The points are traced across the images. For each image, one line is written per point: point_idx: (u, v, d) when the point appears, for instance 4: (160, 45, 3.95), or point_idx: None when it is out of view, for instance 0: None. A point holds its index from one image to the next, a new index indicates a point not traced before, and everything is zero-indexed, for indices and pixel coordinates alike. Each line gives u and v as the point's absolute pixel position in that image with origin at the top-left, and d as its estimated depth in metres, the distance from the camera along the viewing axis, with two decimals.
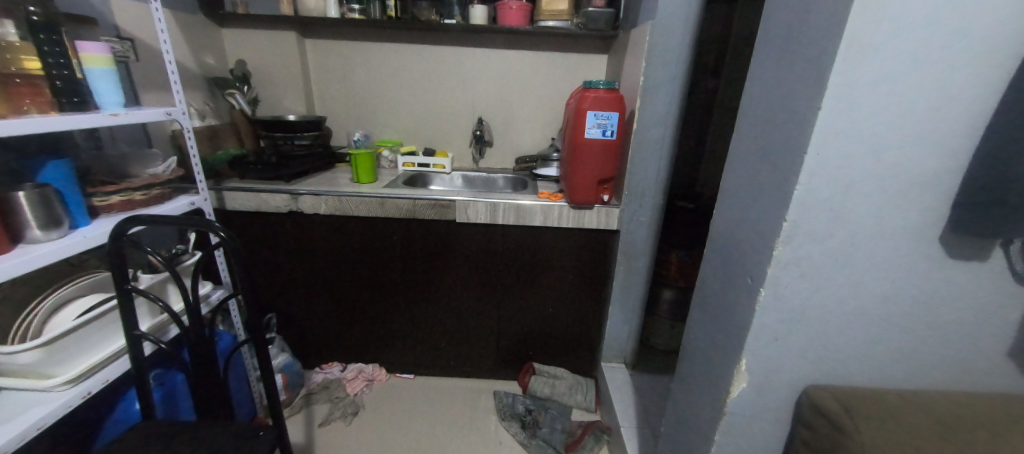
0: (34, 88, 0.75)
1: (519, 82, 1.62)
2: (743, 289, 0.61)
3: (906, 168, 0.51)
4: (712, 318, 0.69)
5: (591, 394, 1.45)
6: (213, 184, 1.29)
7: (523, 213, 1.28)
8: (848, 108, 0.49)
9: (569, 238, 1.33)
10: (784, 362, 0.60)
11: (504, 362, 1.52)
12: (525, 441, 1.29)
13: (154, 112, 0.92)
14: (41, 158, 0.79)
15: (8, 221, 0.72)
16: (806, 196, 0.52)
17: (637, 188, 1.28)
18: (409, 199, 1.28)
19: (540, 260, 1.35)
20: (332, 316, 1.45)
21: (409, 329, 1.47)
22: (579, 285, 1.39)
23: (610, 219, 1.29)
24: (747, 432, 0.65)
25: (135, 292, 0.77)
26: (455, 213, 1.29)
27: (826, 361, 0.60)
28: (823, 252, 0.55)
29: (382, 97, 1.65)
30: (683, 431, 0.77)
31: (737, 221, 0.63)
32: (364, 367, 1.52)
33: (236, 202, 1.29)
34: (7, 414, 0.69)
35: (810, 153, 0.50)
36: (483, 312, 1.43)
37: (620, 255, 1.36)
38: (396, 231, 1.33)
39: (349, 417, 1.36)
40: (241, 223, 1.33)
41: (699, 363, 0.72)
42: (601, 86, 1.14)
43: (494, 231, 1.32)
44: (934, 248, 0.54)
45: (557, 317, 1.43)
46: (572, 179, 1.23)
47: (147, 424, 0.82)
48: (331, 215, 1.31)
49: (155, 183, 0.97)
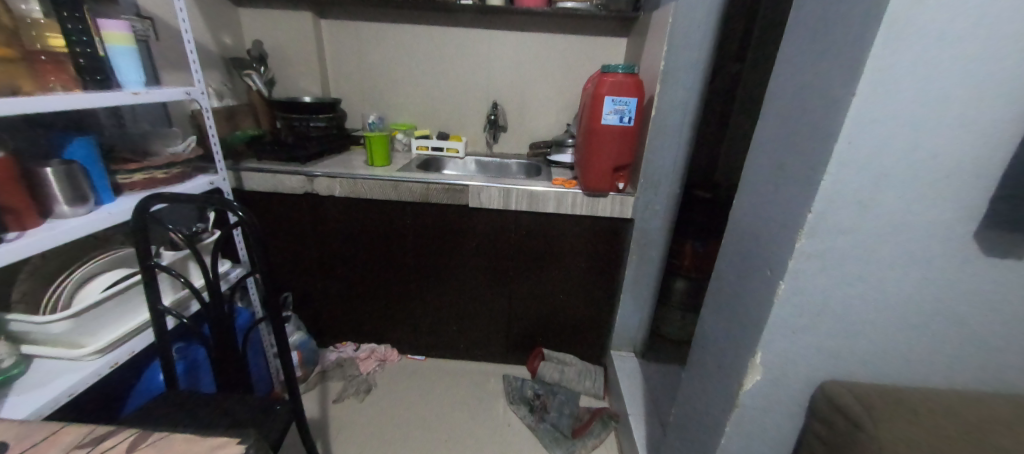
0: (58, 65, 0.76)
1: (536, 65, 1.58)
2: (759, 280, 0.59)
3: (943, 160, 0.48)
4: (727, 308, 0.68)
5: (599, 380, 1.46)
6: (231, 164, 1.32)
7: (536, 199, 1.27)
8: (885, 96, 0.46)
9: (582, 226, 1.31)
10: (801, 356, 0.59)
11: (513, 346, 1.53)
12: (533, 425, 1.31)
13: (172, 91, 0.93)
14: (67, 134, 0.81)
15: (38, 195, 0.74)
16: (834, 187, 0.50)
17: (654, 176, 1.26)
18: (422, 183, 1.28)
19: (553, 247, 1.34)
20: (346, 296, 1.48)
21: (420, 311, 1.49)
22: (591, 273, 1.38)
23: (623, 208, 1.27)
24: (758, 423, 0.64)
25: (158, 267, 0.79)
26: (467, 198, 1.29)
27: (844, 356, 0.59)
28: (848, 246, 0.53)
29: (397, 79, 1.64)
30: (692, 420, 0.77)
31: (754, 209, 0.61)
32: (376, 347, 1.56)
33: (253, 182, 1.31)
34: (41, 382, 0.72)
35: (840, 142, 0.48)
36: (493, 297, 1.44)
37: (632, 244, 1.34)
38: (408, 216, 1.34)
39: (362, 395, 1.40)
40: (258, 203, 1.35)
41: (710, 353, 0.72)
42: (619, 70, 1.11)
43: (505, 219, 1.32)
44: (966, 245, 0.52)
45: (568, 304, 1.44)
46: (587, 165, 1.21)
47: (172, 393, 0.85)
48: (346, 198, 1.32)
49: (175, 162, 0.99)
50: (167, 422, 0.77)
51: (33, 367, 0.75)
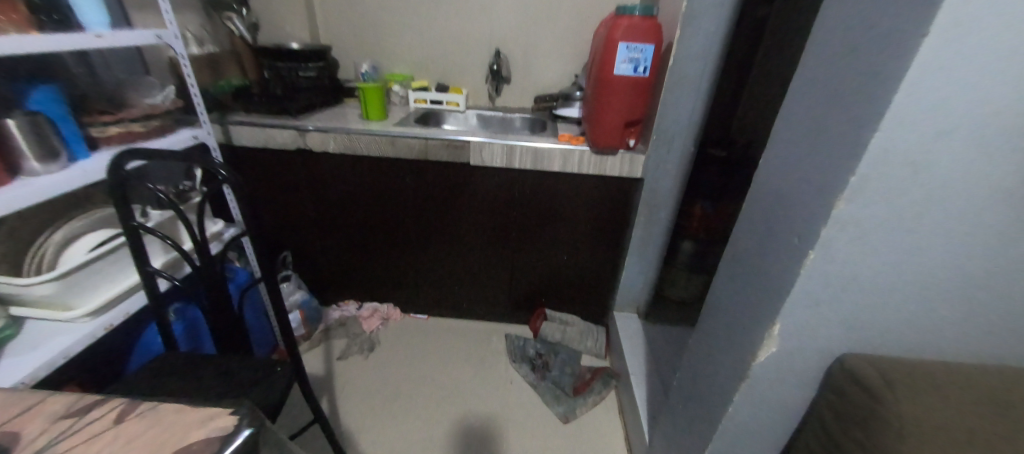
0: (7, 3, 0.67)
1: (542, 8, 1.44)
2: (788, 247, 0.55)
3: (1018, 115, 0.41)
4: (743, 275, 0.64)
5: (601, 340, 1.46)
6: (217, 118, 1.24)
7: (541, 157, 1.21)
8: (968, 35, 0.38)
9: (588, 186, 1.25)
10: (821, 329, 0.56)
11: (516, 305, 1.53)
12: (535, 382, 1.33)
13: (142, 32, 0.84)
14: (29, 82, 0.74)
15: (3, 151, 0.69)
16: (891, 143, 0.43)
17: (667, 132, 1.18)
18: (420, 139, 1.21)
19: (557, 207, 1.29)
20: (346, 255, 1.46)
21: (421, 270, 1.48)
22: (597, 233, 1.34)
23: (633, 167, 1.20)
24: (767, 393, 0.63)
25: (142, 229, 0.74)
26: (469, 155, 1.22)
27: (867, 329, 0.56)
28: (892, 211, 0.48)
29: (391, 24, 1.51)
30: (697, 385, 0.76)
31: (786, 169, 0.56)
32: (379, 306, 1.56)
33: (242, 137, 1.24)
34: (34, 343, 0.71)
35: (903, 92, 0.40)
36: (495, 259, 1.42)
37: (641, 204, 1.29)
38: (406, 174, 1.28)
39: (366, 353, 1.41)
40: (250, 160, 1.29)
41: (720, 321, 0.69)
42: (636, 13, 1.00)
43: (508, 178, 1.26)
44: (1021, 213, 0.46)
45: (572, 264, 1.41)
46: (596, 121, 1.12)
47: (171, 355, 0.84)
48: (341, 154, 1.26)
49: (153, 114, 0.93)
50: (169, 385, 0.77)
51: (25, 328, 0.73)
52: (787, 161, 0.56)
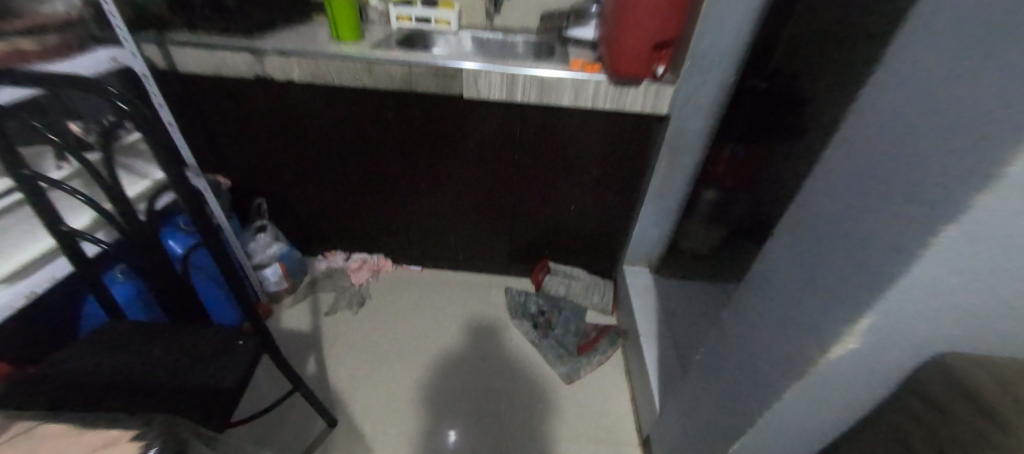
0: None
1: None
2: (866, 218, 0.39)
3: None
4: (801, 249, 0.49)
5: (609, 295, 1.37)
6: (154, 36, 1.02)
7: (547, 88, 1.01)
8: None
9: (603, 124, 1.07)
10: (924, 335, 0.41)
11: (517, 258, 1.41)
12: (536, 341, 1.24)
13: None
14: None
15: None
16: None
17: (705, 58, 0.97)
18: (402, 64, 1.00)
19: (566, 149, 1.12)
20: (328, 202, 1.31)
21: (413, 220, 1.34)
22: (610, 180, 1.17)
23: (659, 102, 1.01)
24: (824, 398, 0.50)
25: (38, 179, 0.57)
26: (462, 85, 1.02)
27: (990, 336, 0.41)
28: None
29: None
30: (727, 370, 0.64)
31: (881, 108, 0.37)
32: (369, 257, 1.43)
33: (188, 62, 1.03)
34: None
35: None
36: (494, 207, 1.27)
37: (663, 147, 1.11)
38: (389, 108, 1.08)
39: (356, 308, 1.32)
40: (202, 91, 1.08)
41: (764, 299, 0.55)
42: None
43: (509, 113, 1.06)
44: None
45: (580, 214, 1.27)
46: (619, 43, 0.91)
47: (118, 325, 0.73)
48: (309, 84, 1.05)
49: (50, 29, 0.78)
50: (112, 361, 0.66)
51: None
52: (874, 96, 0.37)
